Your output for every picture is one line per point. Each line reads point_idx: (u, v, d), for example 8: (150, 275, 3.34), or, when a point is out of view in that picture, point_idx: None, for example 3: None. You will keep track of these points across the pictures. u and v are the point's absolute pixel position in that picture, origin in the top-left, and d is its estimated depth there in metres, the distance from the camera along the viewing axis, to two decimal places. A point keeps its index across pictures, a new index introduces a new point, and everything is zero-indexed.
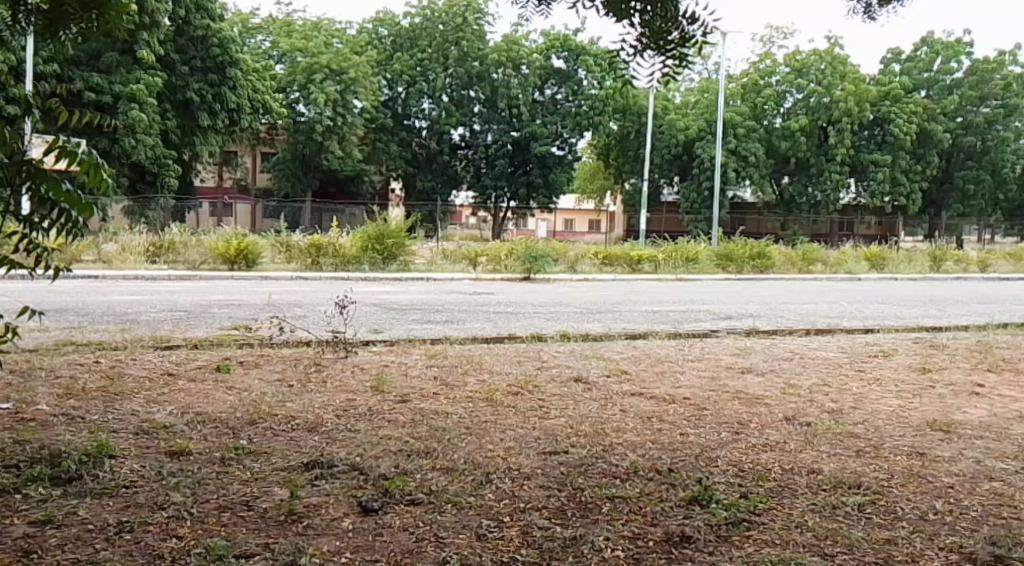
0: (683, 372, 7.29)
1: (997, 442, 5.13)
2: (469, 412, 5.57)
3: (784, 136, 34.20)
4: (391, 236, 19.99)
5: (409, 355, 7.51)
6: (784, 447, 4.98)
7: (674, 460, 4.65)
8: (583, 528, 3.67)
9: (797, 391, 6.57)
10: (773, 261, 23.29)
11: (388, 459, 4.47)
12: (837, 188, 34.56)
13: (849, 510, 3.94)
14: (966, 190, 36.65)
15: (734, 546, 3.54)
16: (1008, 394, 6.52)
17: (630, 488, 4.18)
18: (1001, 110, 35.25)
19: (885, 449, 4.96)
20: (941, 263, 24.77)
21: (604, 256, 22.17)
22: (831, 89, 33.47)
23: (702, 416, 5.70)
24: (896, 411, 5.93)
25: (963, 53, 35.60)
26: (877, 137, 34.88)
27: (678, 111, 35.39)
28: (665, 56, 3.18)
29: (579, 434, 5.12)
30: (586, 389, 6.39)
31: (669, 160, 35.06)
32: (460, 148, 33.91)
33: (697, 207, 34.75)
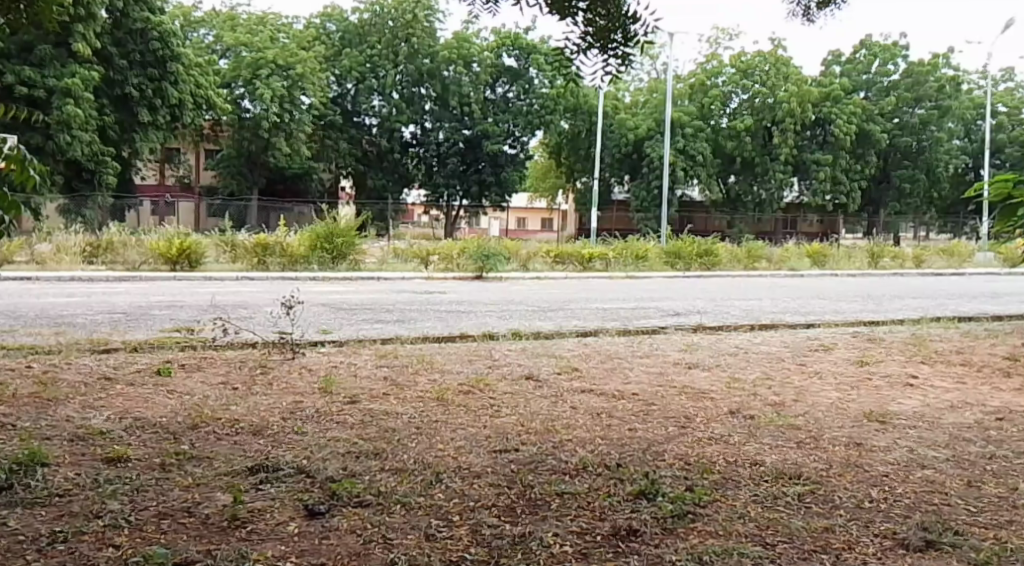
0: (631, 368, 7.39)
1: (930, 431, 5.32)
2: (419, 412, 5.57)
3: (730, 136, 34.73)
4: (340, 235, 19.82)
5: (358, 355, 7.48)
6: (728, 440, 5.09)
7: (622, 456, 4.72)
8: (532, 525, 3.71)
9: (742, 385, 6.71)
10: (721, 258, 23.64)
11: (336, 461, 4.46)
12: (780, 187, 35.36)
13: (789, 500, 4.05)
14: (903, 188, 37.70)
15: (679, 538, 3.61)
16: (941, 385, 6.75)
17: (578, 484, 4.24)
18: (936, 111, 36.32)
19: (823, 440, 5.11)
20: (879, 260, 25.43)
21: (555, 254, 22.26)
22: (774, 90, 34.04)
23: (649, 411, 5.79)
24: (835, 403, 6.09)
25: (900, 55, 36.61)
26: (819, 138, 35.54)
27: (628, 110, 35.66)
28: (608, 54, 3.24)
29: (529, 432, 5.17)
30: (536, 387, 6.44)
31: (620, 158, 35.42)
32: (411, 146, 33.92)
33: (647, 206, 35.07)
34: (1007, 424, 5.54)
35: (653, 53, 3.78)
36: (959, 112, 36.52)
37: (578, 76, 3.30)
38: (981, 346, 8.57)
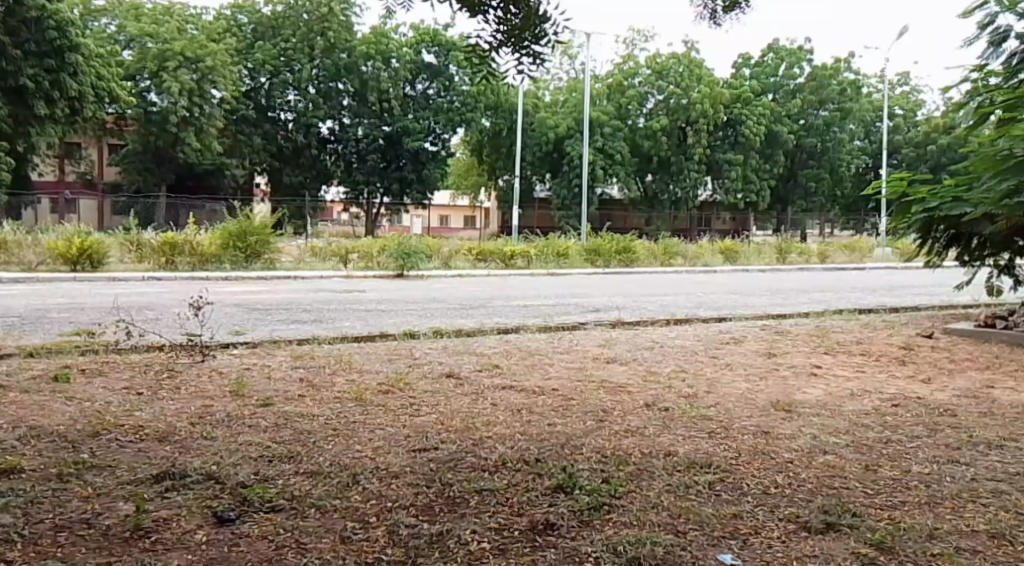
0: (550, 364, 7.43)
1: (832, 418, 5.53)
2: (337, 413, 5.50)
3: (647, 135, 35.33)
4: (253, 233, 19.38)
5: (273, 356, 7.33)
6: (643, 432, 5.18)
7: (541, 451, 4.75)
8: (450, 523, 3.70)
9: (658, 378, 6.85)
10: (638, 255, 24.08)
11: (248, 466, 4.35)
12: (695, 186, 36.17)
13: (700, 489, 4.14)
14: (809, 187, 39.04)
15: (594, 530, 3.66)
16: (842, 374, 7.05)
17: (498, 480, 4.25)
18: (838, 113, 37.76)
19: (734, 429, 5.24)
20: (786, 255, 26.29)
21: (477, 252, 22.24)
22: (687, 91, 34.71)
23: (568, 406, 5.84)
24: (744, 394, 6.26)
25: (805, 59, 37.91)
26: (730, 138, 36.32)
27: (548, 109, 35.87)
28: (519, 52, 3.26)
29: (449, 430, 5.15)
30: (456, 385, 6.43)
31: (540, 157, 35.65)
32: (329, 142, 33.37)
33: (568, 204, 35.52)
34: (902, 409, 5.80)
35: (568, 50, 3.82)
36: (860, 114, 38.07)
37: (502, 76, 3.30)
38: (880, 336, 8.95)
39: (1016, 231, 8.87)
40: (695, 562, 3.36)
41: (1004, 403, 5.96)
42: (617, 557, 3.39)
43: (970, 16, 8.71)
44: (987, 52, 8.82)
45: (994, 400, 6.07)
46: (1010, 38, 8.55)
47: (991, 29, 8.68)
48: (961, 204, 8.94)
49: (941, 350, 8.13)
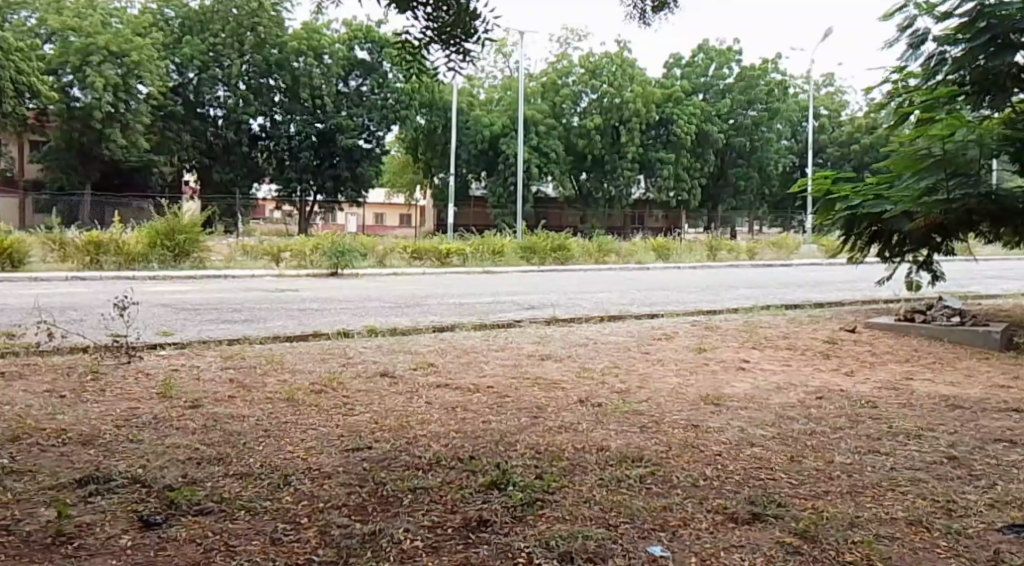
0: (486, 361, 7.45)
1: (759, 412, 5.67)
2: (268, 413, 5.42)
3: (581, 134, 35.51)
4: (182, 232, 18.91)
5: (202, 358, 7.18)
6: (576, 428, 5.23)
7: (476, 448, 4.76)
8: (383, 522, 3.69)
9: (591, 374, 6.93)
10: (572, 252, 24.26)
11: (175, 469, 4.26)
12: (629, 184, 36.59)
13: (632, 483, 4.22)
14: (739, 185, 39.75)
15: (528, 525, 3.69)
16: (768, 367, 7.24)
17: (432, 478, 4.24)
18: (766, 113, 38.68)
19: (664, 423, 5.34)
20: (716, 253, 26.87)
21: (412, 250, 22.13)
22: (620, 90, 35.10)
23: (503, 403, 5.87)
24: (675, 388, 6.38)
25: (734, 60, 38.78)
26: (662, 138, 36.87)
27: (483, 107, 35.93)
28: (450, 50, 3.25)
29: (382, 429, 5.12)
30: (391, 384, 6.40)
31: (476, 155, 35.50)
32: (260, 139, 32.53)
33: (503, 202, 35.61)
34: (825, 402, 5.99)
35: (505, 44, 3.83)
36: (787, 114, 39.05)
37: (433, 71, 3.30)
38: (805, 331, 9.22)
39: (934, 229, 9.13)
40: (627, 555, 3.42)
41: (922, 394, 6.20)
42: (550, 552, 3.42)
43: (891, 19, 9.01)
44: (906, 54, 9.09)
45: (912, 391, 6.32)
46: (927, 39, 8.82)
47: (910, 31, 8.97)
48: (883, 202, 9.29)
49: (863, 343, 8.41)
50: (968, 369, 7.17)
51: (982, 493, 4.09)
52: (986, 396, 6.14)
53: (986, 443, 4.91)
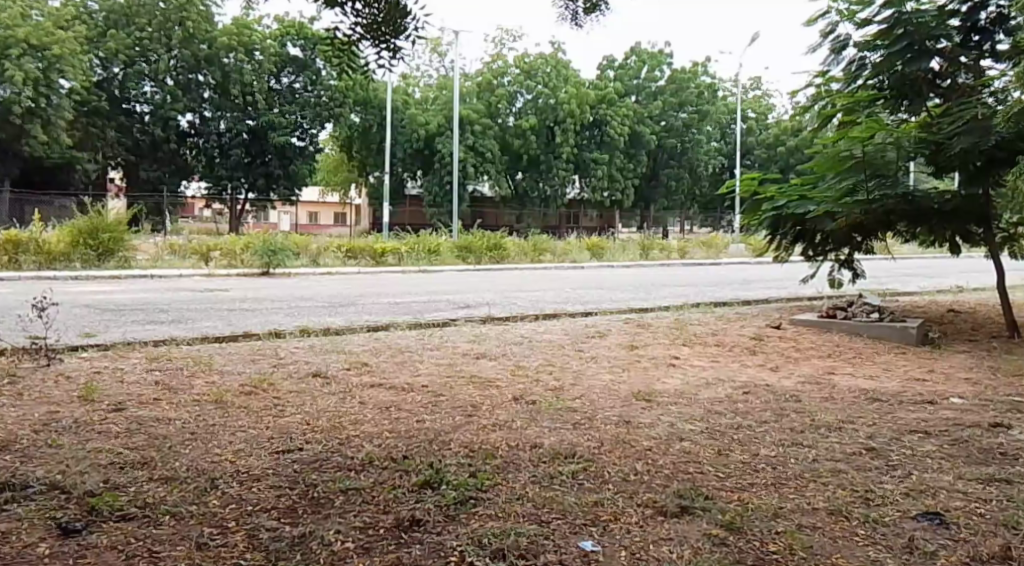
0: (421, 361, 7.41)
1: (689, 407, 5.78)
2: (195, 416, 5.29)
3: (516, 134, 35.64)
4: (106, 230, 18.39)
5: (126, 359, 6.97)
6: (512, 426, 5.24)
7: (410, 447, 4.74)
8: (313, 524, 3.64)
9: (526, 372, 6.97)
10: (508, 252, 24.28)
11: (97, 474, 4.13)
12: (563, 183, 36.86)
13: (564, 479, 4.25)
14: (670, 185, 40.35)
15: (461, 524, 3.68)
16: (698, 363, 7.39)
17: (364, 479, 4.20)
18: (696, 115, 39.50)
19: (597, 419, 5.40)
20: (648, 253, 27.26)
21: (347, 249, 21.93)
22: (555, 91, 35.28)
23: (438, 402, 5.85)
24: (608, 385, 6.45)
25: (665, 63, 39.56)
26: (596, 138, 37.09)
27: (418, 106, 35.53)
28: (379, 47, 3.22)
29: (315, 430, 5.05)
30: (324, 384, 6.32)
31: (411, 153, 35.30)
32: (189, 135, 32.13)
33: (440, 201, 35.55)
34: (752, 396, 6.13)
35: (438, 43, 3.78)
36: (716, 117, 40.05)
37: (367, 69, 3.26)
38: (733, 328, 9.42)
39: (854, 229, 9.42)
40: (558, 551, 3.44)
41: (843, 388, 6.40)
42: (481, 550, 3.43)
43: (813, 24, 9.27)
44: (828, 59, 9.37)
45: (833, 385, 6.52)
46: (848, 45, 9.10)
47: (832, 37, 9.25)
48: (807, 203, 9.53)
49: (787, 339, 8.64)
50: (885, 364, 7.43)
51: (898, 482, 4.23)
52: (903, 389, 6.36)
53: (901, 434, 5.09)
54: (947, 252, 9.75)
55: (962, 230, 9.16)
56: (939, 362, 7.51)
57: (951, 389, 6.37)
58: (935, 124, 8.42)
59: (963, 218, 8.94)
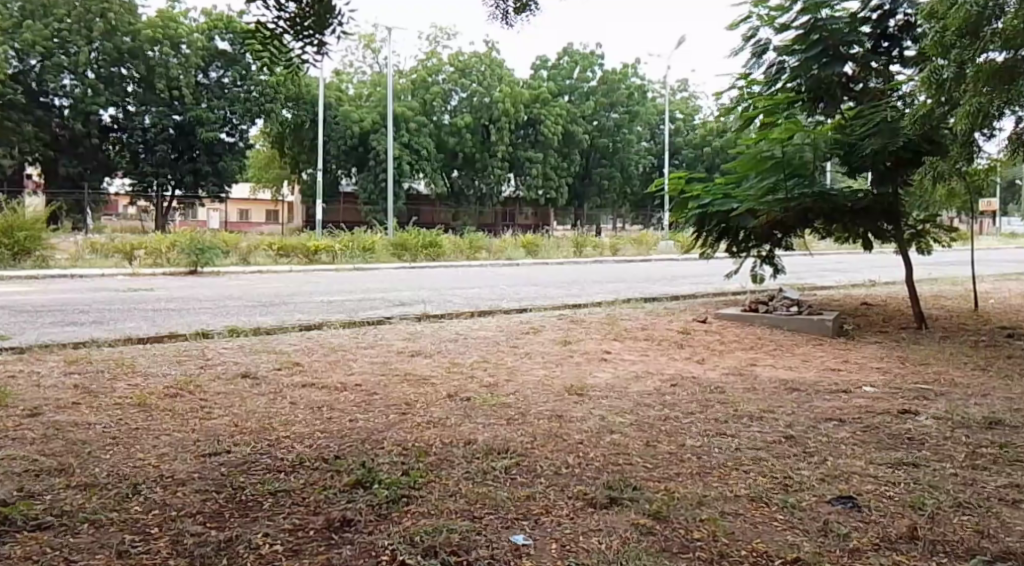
0: (354, 359, 7.34)
1: (619, 400, 5.86)
2: (117, 420, 5.14)
3: (452, 132, 35.41)
4: (22, 229, 17.68)
5: (43, 362, 6.73)
6: (445, 423, 5.23)
7: (342, 447, 4.69)
8: (240, 528, 3.58)
9: (460, 368, 6.97)
10: (443, 249, 24.22)
11: (10, 483, 3.99)
12: (498, 182, 37.00)
13: (497, 474, 4.27)
14: (602, 184, 40.72)
15: (392, 522, 3.67)
16: (629, 357, 7.51)
17: (294, 480, 4.15)
18: (627, 116, 40.12)
19: (531, 414, 5.43)
20: (581, 249, 27.50)
21: (278, 247, 21.58)
22: (489, 90, 35.40)
23: (371, 400, 5.81)
24: (541, 380, 6.50)
25: (596, 64, 40.09)
26: (530, 137, 37.22)
27: (352, 102, 35.27)
28: (304, 42, 3.18)
29: (243, 432, 4.97)
30: (253, 384, 6.22)
31: (345, 151, 34.85)
32: (112, 131, 30.73)
33: (375, 198, 35.22)
34: (680, 389, 6.24)
35: (365, 40, 3.76)
36: (645, 117, 40.92)
37: (295, 55, 3.20)
38: (661, 322, 9.57)
39: (776, 227, 9.66)
40: (490, 545, 3.46)
41: (764, 379, 6.56)
42: (414, 548, 3.42)
43: (736, 28, 9.47)
44: (749, 63, 9.57)
45: (756, 376, 6.70)
46: (769, 49, 9.32)
47: (752, 41, 9.43)
48: (730, 200, 9.69)
49: (713, 333, 8.82)
50: (805, 355, 7.66)
51: (815, 469, 4.37)
52: (820, 379, 6.56)
53: (817, 422, 5.26)
54: (860, 248, 10.09)
55: (874, 228, 9.40)
56: (854, 353, 7.77)
57: (865, 378, 6.60)
58: (848, 126, 8.92)
59: (875, 216, 9.20)
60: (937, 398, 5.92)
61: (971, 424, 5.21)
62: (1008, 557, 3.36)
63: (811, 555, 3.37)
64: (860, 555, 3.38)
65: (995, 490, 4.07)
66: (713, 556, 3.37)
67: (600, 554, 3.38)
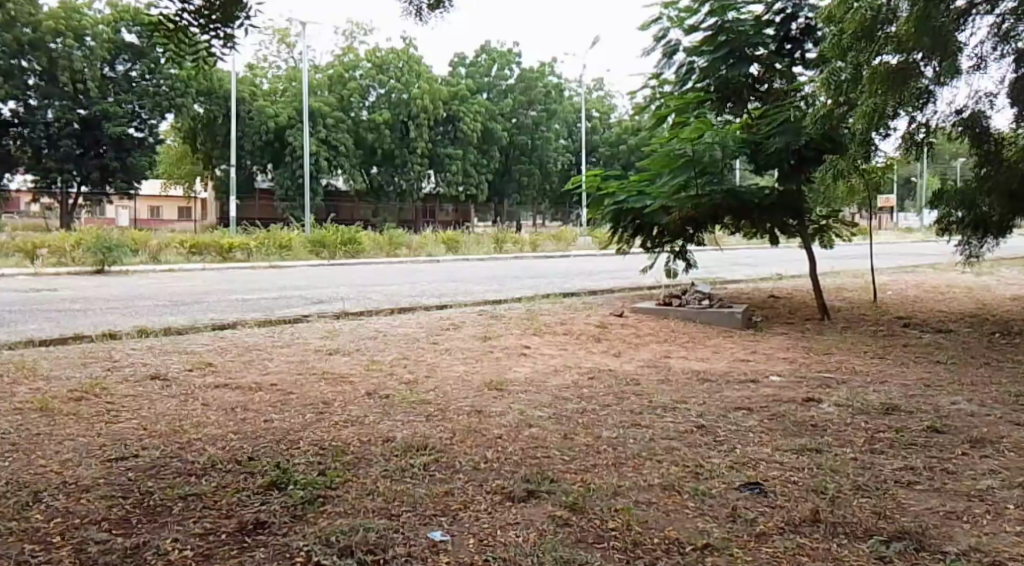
0: (270, 359, 7.21)
1: (538, 394, 5.92)
2: (17, 426, 4.93)
3: (370, 128, 34.80)
4: None
5: None
6: (363, 421, 5.20)
7: (255, 448, 4.61)
8: (148, 534, 3.49)
9: (380, 366, 6.92)
10: (363, 246, 23.96)
11: None
12: (419, 179, 36.61)
13: (415, 471, 4.26)
14: (522, 181, 40.93)
15: (307, 523, 3.62)
16: (547, 351, 7.60)
17: (205, 483, 4.06)
18: (545, 114, 40.38)
19: (450, 410, 5.44)
20: (502, 245, 27.54)
21: (190, 245, 20.92)
22: (408, 86, 34.98)
23: (287, 400, 5.72)
24: (461, 376, 6.52)
25: (514, 61, 40.28)
26: (450, 134, 37.09)
27: (266, 97, 34.32)
28: (210, 34, 3.11)
29: (152, 435, 4.84)
30: (164, 386, 6.04)
31: (260, 146, 33.90)
32: (12, 126, 28.76)
33: (292, 194, 34.74)
34: (596, 382, 6.35)
35: (276, 33, 3.70)
36: (562, 115, 41.09)
37: (205, 46, 3.13)
38: (579, 317, 9.70)
39: (687, 222, 9.89)
40: (407, 542, 3.46)
41: (677, 370, 6.74)
42: (329, 548, 3.39)
43: (647, 29, 9.64)
44: (660, 63, 9.76)
45: (669, 368, 6.87)
46: (680, 50, 9.52)
47: (663, 41, 9.61)
48: (644, 197, 9.85)
49: (630, 326, 9.00)
50: (717, 346, 7.89)
51: (724, 456, 4.51)
52: (730, 369, 6.78)
53: (728, 411, 5.43)
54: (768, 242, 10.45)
55: (780, 223, 9.83)
56: (762, 344, 8.03)
57: (772, 367, 6.84)
58: (754, 125, 9.15)
59: (779, 212, 9.53)
60: (839, 386, 6.17)
61: (870, 410, 5.45)
62: (902, 536, 3.53)
63: (719, 540, 3.49)
64: (766, 538, 3.51)
65: (892, 472, 4.27)
66: (626, 544, 3.45)
67: (516, 547, 3.42)
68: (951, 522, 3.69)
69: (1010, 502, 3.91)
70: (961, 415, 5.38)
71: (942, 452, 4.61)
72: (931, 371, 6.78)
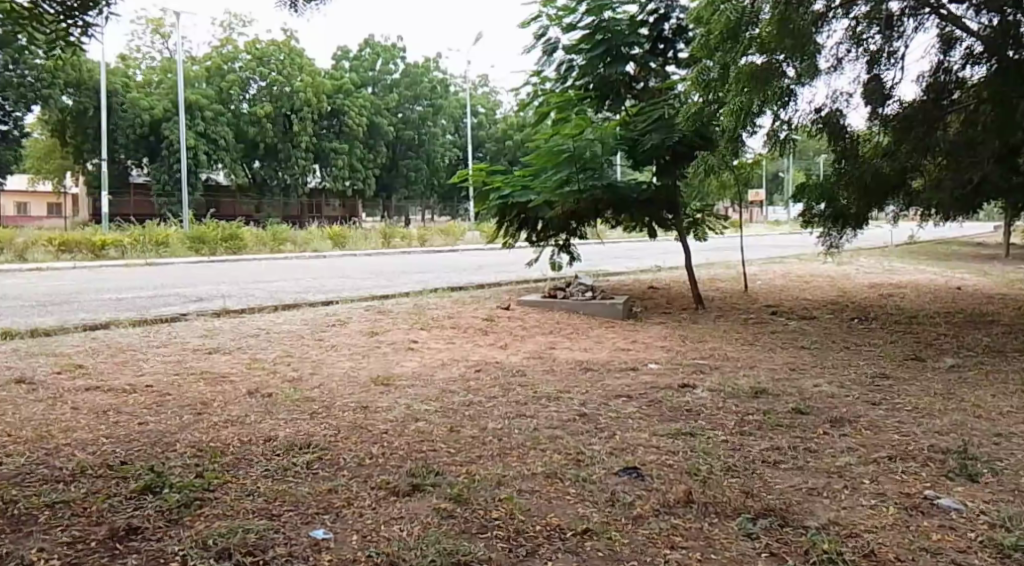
0: (145, 359, 6.94)
1: (424, 388, 5.93)
2: None
3: (251, 121, 33.55)
4: None
5: None
6: (244, 420, 5.08)
7: (129, 452, 4.43)
8: (13, 544, 3.34)
9: (262, 364, 6.76)
10: (246, 242, 23.30)
11: None
12: (303, 173, 35.87)
13: (298, 470, 4.20)
14: (409, 177, 40.75)
15: (183, 527, 3.52)
16: (434, 345, 7.62)
17: (74, 490, 3.88)
18: (430, 109, 40.38)
19: (335, 407, 5.38)
20: (389, 240, 27.29)
21: (60, 242, 19.76)
22: (290, 79, 34.06)
23: (163, 401, 5.53)
24: (347, 372, 6.46)
25: (398, 56, 39.95)
26: (335, 128, 36.53)
27: (140, 89, 32.82)
28: (70, 24, 2.97)
29: (17, 442, 4.57)
30: (30, 391, 5.71)
31: (135, 139, 32.28)
32: None
33: (169, 189, 33.40)
34: (483, 373, 6.43)
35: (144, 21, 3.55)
36: (448, 111, 41.30)
37: (63, 32, 2.98)
38: (465, 311, 9.73)
39: (569, 216, 10.07)
40: (287, 542, 3.41)
41: (561, 360, 6.88)
42: (205, 551, 3.31)
43: (527, 27, 9.76)
44: (540, 60, 9.90)
45: (553, 358, 7.00)
46: (559, 48, 9.69)
47: (543, 40, 9.75)
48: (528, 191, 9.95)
49: (516, 319, 9.11)
50: (598, 336, 8.10)
51: (604, 443, 4.64)
52: (610, 359, 6.97)
53: (609, 398, 5.59)
54: (646, 236, 10.74)
55: (657, 217, 10.13)
56: (641, 333, 8.28)
57: (650, 355, 7.08)
58: (631, 123, 9.37)
59: (656, 205, 9.87)
60: (711, 372, 6.44)
61: (740, 394, 5.72)
62: (767, 514, 3.73)
63: (598, 525, 3.59)
64: (641, 521, 3.64)
65: (759, 453, 4.50)
66: (509, 533, 3.50)
67: (399, 541, 3.42)
68: (813, 498, 3.92)
69: (865, 476, 4.19)
70: (823, 396, 5.72)
71: (805, 432, 4.88)
72: (796, 355, 7.17)
